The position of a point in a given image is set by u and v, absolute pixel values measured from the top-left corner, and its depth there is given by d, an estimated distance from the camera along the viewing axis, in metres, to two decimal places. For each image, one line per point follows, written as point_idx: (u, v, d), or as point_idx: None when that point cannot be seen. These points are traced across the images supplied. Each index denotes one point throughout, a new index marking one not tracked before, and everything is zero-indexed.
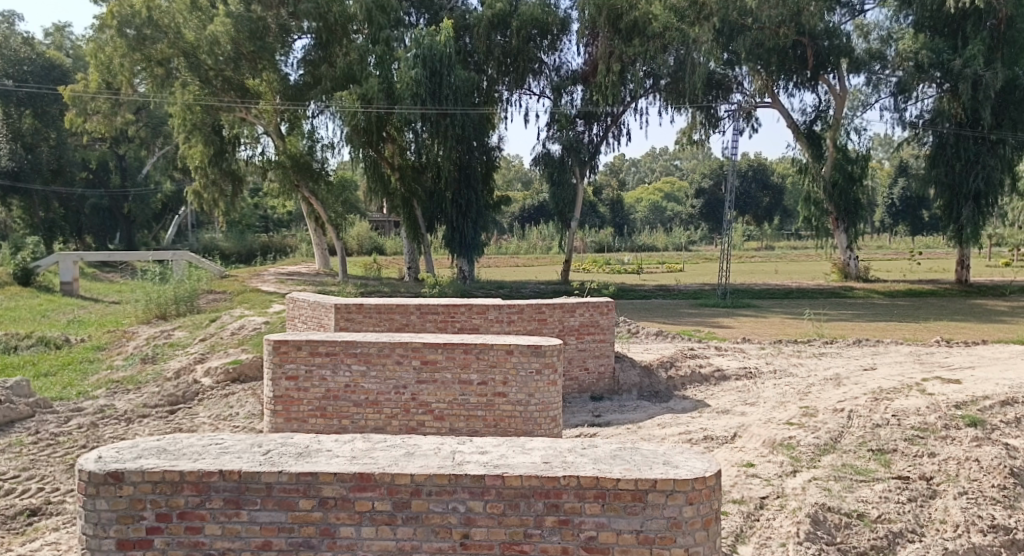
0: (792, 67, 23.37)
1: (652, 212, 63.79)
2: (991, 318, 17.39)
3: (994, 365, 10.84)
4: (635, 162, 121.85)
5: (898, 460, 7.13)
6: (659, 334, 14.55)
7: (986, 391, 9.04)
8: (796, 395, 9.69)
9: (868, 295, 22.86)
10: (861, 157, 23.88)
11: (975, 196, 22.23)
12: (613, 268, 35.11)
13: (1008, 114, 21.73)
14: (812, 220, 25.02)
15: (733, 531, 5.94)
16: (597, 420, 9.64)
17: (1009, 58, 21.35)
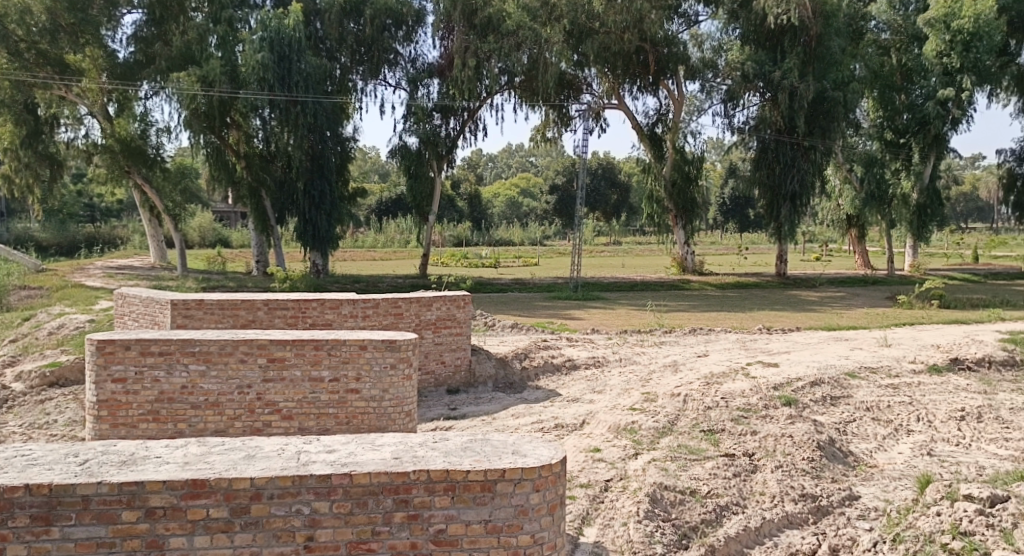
0: (636, 71, 24.48)
1: (508, 208, 64.87)
2: (804, 307, 19.23)
3: (806, 349, 12.01)
4: (491, 157, 123.30)
5: (726, 438, 7.70)
6: (512, 326, 14.85)
7: (799, 372, 10.00)
8: (638, 382, 10.22)
9: (703, 287, 24.51)
10: (697, 158, 25.58)
11: (791, 196, 24.27)
12: (468, 262, 35.42)
13: (818, 123, 23.91)
14: (654, 216, 26.43)
15: (580, 515, 6.24)
16: (453, 413, 9.68)
17: (819, 72, 23.59)
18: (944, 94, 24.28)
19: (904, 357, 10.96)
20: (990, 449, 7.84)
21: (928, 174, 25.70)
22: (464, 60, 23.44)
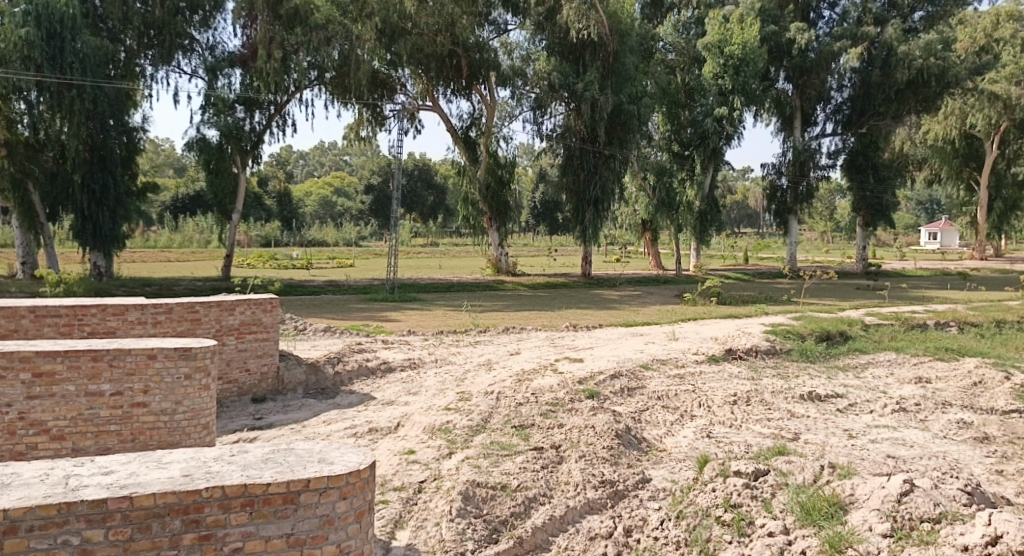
0: (448, 74, 24.77)
1: (321, 208, 62.72)
2: (608, 305, 20.42)
3: (609, 344, 12.74)
4: (303, 155, 118.71)
5: (535, 433, 7.97)
6: (325, 330, 14.35)
7: (601, 367, 10.59)
8: (453, 382, 10.29)
9: (517, 287, 25.21)
10: (509, 163, 26.27)
11: (594, 201, 25.63)
12: (278, 263, 33.77)
13: (616, 134, 25.56)
14: (470, 218, 26.98)
15: (392, 518, 6.21)
16: (258, 423, 9.16)
17: (616, 86, 25.09)
18: (720, 113, 26.92)
19: (692, 350, 11.97)
20: (756, 429, 8.77)
21: (709, 184, 28.42)
22: (269, 51, 22.27)
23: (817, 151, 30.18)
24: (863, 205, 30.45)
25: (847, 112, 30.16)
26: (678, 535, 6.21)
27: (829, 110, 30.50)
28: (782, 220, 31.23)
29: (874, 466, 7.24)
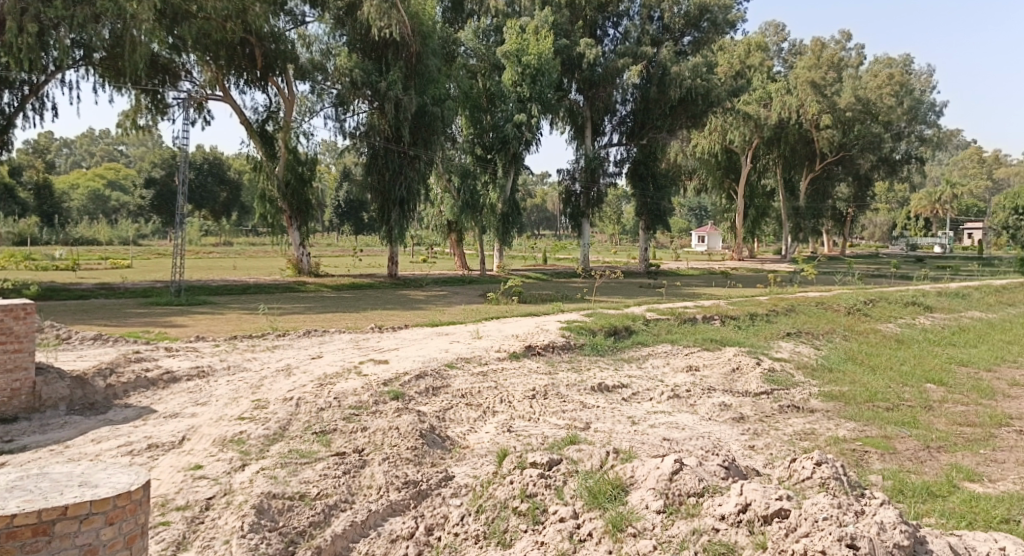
0: (241, 63, 23.63)
1: (91, 203, 56.41)
2: (413, 305, 20.40)
3: (414, 345, 12.72)
4: (69, 143, 106.10)
5: (337, 438, 7.78)
6: (97, 338, 12.93)
7: (406, 368, 10.57)
8: (247, 389, 9.73)
9: (319, 288, 24.36)
10: (309, 160, 25.43)
11: (400, 202, 25.47)
12: (38, 264, 29.88)
13: (421, 135, 25.53)
14: (268, 216, 25.38)
15: (174, 541, 5.83)
16: (9, 447, 8.05)
17: (419, 87, 25.15)
18: (520, 119, 28.04)
19: (493, 347, 12.32)
20: (552, 420, 9.19)
21: (510, 187, 29.52)
22: (20, 23, 19.13)
23: (606, 158, 32.43)
24: (644, 210, 33.11)
25: (631, 124, 32.45)
26: (477, 528, 6.36)
27: (614, 121, 32.51)
28: (576, 223, 32.95)
29: (652, 449, 7.90)
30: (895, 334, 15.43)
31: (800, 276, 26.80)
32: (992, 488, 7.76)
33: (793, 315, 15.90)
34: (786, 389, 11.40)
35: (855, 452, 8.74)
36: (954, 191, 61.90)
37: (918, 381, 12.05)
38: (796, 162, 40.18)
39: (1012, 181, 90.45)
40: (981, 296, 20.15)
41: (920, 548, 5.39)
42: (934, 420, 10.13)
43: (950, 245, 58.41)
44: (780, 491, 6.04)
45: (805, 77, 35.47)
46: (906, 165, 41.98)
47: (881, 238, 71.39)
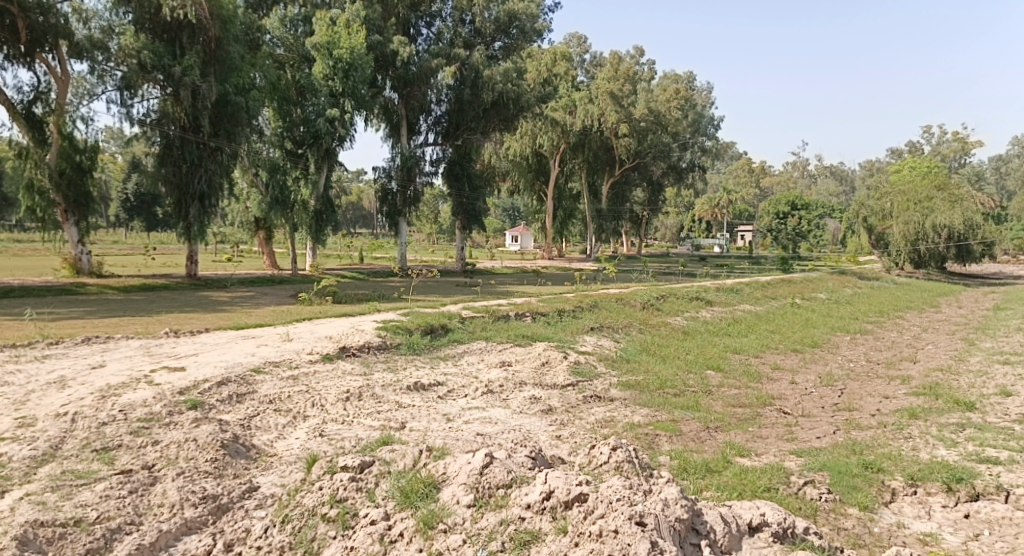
0: (0, 35, 20.52)
1: None
2: (213, 307, 19.16)
3: (214, 349, 11.97)
4: None
5: (123, 454, 7.17)
6: None
7: (205, 375, 9.95)
8: (10, 406, 8.63)
9: (103, 290, 22.10)
10: (89, 148, 23.05)
11: (199, 196, 23.92)
12: None
13: (223, 126, 24.07)
14: (37, 210, 22.58)
15: None
16: None
17: (219, 75, 23.75)
18: (332, 113, 27.04)
19: (304, 350, 11.94)
20: (366, 422, 9.05)
21: (324, 184, 28.24)
22: None
23: (422, 157, 32.36)
24: (460, 211, 33.52)
25: (446, 124, 32.75)
26: (281, 540, 6.16)
27: (429, 121, 32.72)
28: (393, 222, 32.76)
29: (465, 445, 8.04)
30: (681, 326, 16.88)
31: (602, 274, 28.48)
32: (758, 461, 8.78)
33: (596, 311, 16.82)
34: (590, 381, 12.08)
35: (648, 436, 9.50)
36: (730, 196, 68.81)
37: (700, 368, 13.30)
38: (598, 167, 42.64)
39: (776, 188, 102.23)
40: (751, 292, 22.60)
41: (697, 520, 5.95)
42: (713, 403, 11.24)
43: (728, 246, 64.82)
44: (580, 476, 6.35)
45: (606, 87, 37.65)
46: (691, 173, 45.90)
47: (671, 239, 77.70)
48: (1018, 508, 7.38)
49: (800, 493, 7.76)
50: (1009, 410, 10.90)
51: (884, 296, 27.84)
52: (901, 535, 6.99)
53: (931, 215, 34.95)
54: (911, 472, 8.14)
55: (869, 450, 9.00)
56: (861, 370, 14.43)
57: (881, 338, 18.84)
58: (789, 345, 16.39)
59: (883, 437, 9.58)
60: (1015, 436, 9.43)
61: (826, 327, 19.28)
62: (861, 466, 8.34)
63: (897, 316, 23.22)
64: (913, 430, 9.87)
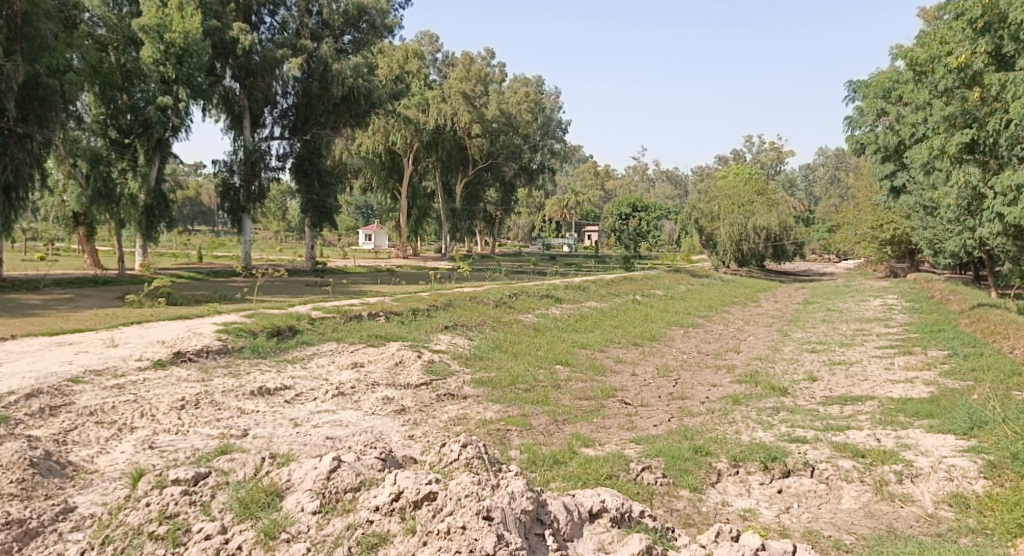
0: None
1: None
2: (23, 311, 17.31)
3: (24, 358, 10.83)
4: None
5: None
6: None
7: (12, 386, 8.98)
8: None
9: None
10: None
11: (5, 188, 21.29)
12: None
13: (32, 110, 21.65)
14: None
15: None
16: None
17: (28, 54, 21.27)
18: (163, 101, 25.12)
19: (132, 356, 11.06)
20: (202, 431, 8.50)
21: (153, 176, 26.43)
22: None
23: (267, 151, 30.82)
24: (310, 206, 31.91)
25: (293, 118, 31.54)
26: None
27: (275, 113, 31.32)
28: (235, 219, 30.96)
29: (311, 450, 7.73)
30: (533, 323, 17.16)
31: (456, 273, 28.39)
32: (602, 450, 9.14)
33: (451, 309, 16.56)
34: (442, 379, 12.03)
35: (498, 431, 9.62)
36: (577, 198, 71.21)
37: (550, 364, 13.66)
38: (452, 166, 42.29)
39: (619, 191, 107.00)
40: (596, 289, 23.47)
41: (541, 511, 6.06)
42: (561, 397, 11.58)
43: (575, 245, 66.98)
44: (429, 475, 6.25)
45: (459, 87, 37.23)
46: (541, 175, 47.50)
47: (523, 239, 79.29)
48: (822, 481, 8.17)
49: (638, 479, 8.17)
50: (817, 393, 12.07)
51: (713, 292, 29.96)
52: (726, 512, 7.53)
53: (752, 218, 38.37)
54: (734, 454, 8.78)
55: (700, 435, 9.62)
56: (693, 361, 15.44)
57: (710, 331, 20.24)
58: (630, 340, 17.21)
59: (712, 422, 10.28)
60: (821, 416, 10.45)
61: (664, 322, 20.44)
62: (692, 450, 8.90)
63: (724, 311, 25.03)
64: (738, 415, 10.68)
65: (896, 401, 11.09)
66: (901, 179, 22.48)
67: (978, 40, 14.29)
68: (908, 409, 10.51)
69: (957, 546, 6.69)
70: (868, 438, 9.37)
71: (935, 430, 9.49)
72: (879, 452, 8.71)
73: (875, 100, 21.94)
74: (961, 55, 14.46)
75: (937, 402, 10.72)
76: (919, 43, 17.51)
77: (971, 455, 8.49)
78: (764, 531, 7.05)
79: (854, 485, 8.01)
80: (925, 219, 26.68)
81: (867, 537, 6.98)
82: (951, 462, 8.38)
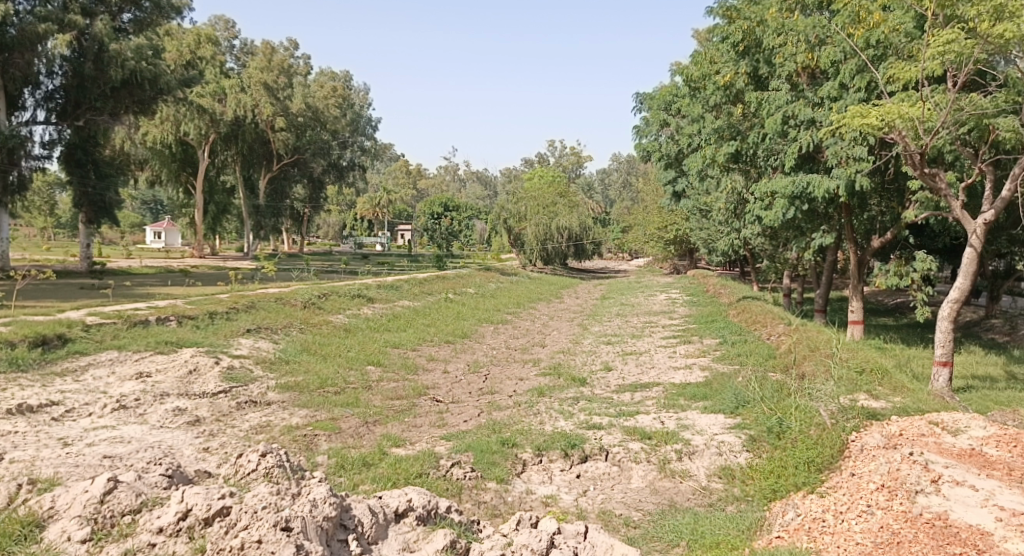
0: None
1: None
2: None
3: None
4: None
5: None
6: None
7: None
8: None
9: None
10: None
11: None
12: None
13: None
14: None
15: None
16: None
17: None
18: None
19: None
20: None
21: None
22: None
23: (29, 137, 27.31)
24: (85, 201, 29.49)
25: (60, 101, 28.34)
26: None
27: (37, 96, 27.91)
28: None
29: (83, 472, 7.01)
30: (343, 324, 16.61)
31: (260, 274, 26.84)
32: (412, 449, 9.17)
33: (252, 312, 15.48)
34: (244, 386, 11.40)
35: (305, 437, 9.33)
36: (388, 196, 70.46)
37: (360, 365, 13.45)
38: (254, 161, 39.44)
39: (430, 191, 107.26)
40: (408, 288, 23.37)
41: (344, 516, 5.94)
42: (372, 398, 11.45)
43: (387, 244, 66.12)
44: (222, 489, 5.91)
45: (259, 77, 35.88)
46: (351, 172, 45.75)
47: (332, 237, 77.04)
48: (615, 464, 8.81)
49: (447, 475, 8.33)
50: (612, 382, 12.96)
51: (521, 289, 31.03)
52: (529, 500, 7.88)
53: (555, 219, 40.34)
54: (538, 444, 9.19)
55: (506, 428, 9.97)
56: (502, 356, 15.92)
57: (518, 327, 20.96)
58: (442, 338, 17.40)
59: (518, 415, 10.69)
60: (614, 404, 11.24)
61: (474, 319, 20.85)
62: (499, 442, 9.20)
63: (530, 308, 26.03)
64: (541, 407, 11.20)
65: (677, 387, 12.20)
66: (682, 185, 24.68)
67: (739, 62, 16.06)
68: (687, 393, 11.62)
69: (725, 513, 7.52)
70: (654, 421, 10.22)
71: (708, 411, 10.58)
72: (663, 433, 9.55)
73: (658, 111, 23.78)
74: (726, 74, 16.15)
75: (711, 386, 11.94)
76: (692, 61, 19.31)
77: (736, 431, 9.55)
78: (563, 515, 7.48)
79: (642, 466, 8.71)
80: (701, 221, 29.52)
81: (652, 512, 7.64)
82: (722, 438, 9.37)
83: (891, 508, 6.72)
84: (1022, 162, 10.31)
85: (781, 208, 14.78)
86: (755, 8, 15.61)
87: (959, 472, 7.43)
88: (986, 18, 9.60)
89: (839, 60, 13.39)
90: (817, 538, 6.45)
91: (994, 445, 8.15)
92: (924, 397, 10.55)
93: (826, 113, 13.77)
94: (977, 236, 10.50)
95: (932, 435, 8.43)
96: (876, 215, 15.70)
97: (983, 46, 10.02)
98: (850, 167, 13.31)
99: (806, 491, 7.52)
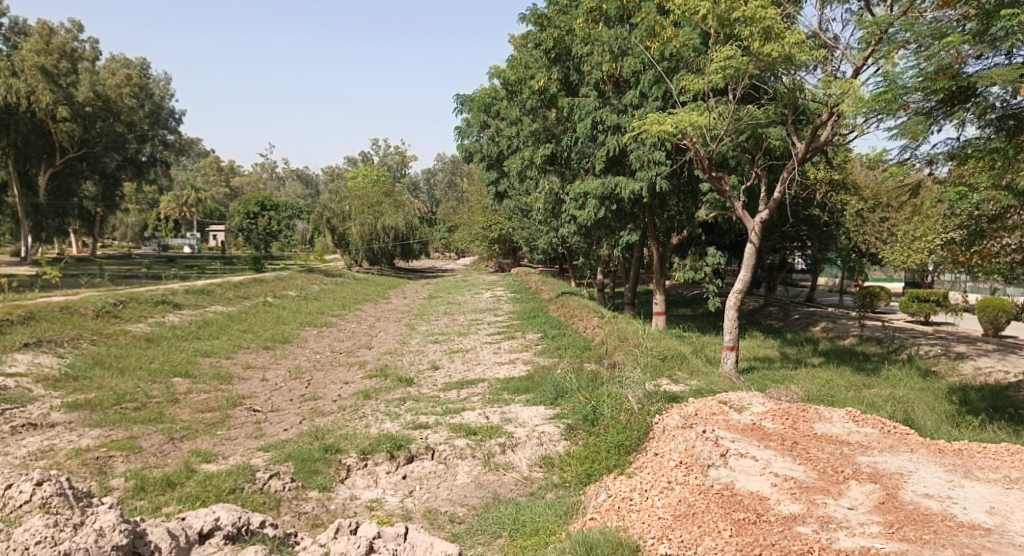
0: None
1: None
2: None
3: None
4: None
5: None
6: None
7: None
8: None
9: None
10: None
11: None
12: None
13: None
14: None
15: None
16: None
17: None
18: None
19: None
20: None
21: None
22: None
23: None
24: None
25: None
26: None
27: None
28: None
29: None
30: (144, 334, 15.34)
31: (42, 280, 24.11)
32: (225, 464, 8.70)
33: (32, 323, 13.80)
34: (21, 407, 10.22)
35: (97, 460, 8.55)
36: (198, 195, 66.04)
37: (165, 377, 12.51)
38: (31, 154, 34.66)
39: (246, 188, 101.64)
40: (222, 292, 21.96)
41: (138, 542, 5.44)
42: (178, 412, 10.73)
43: (198, 246, 61.96)
44: None
45: (34, 61, 31.42)
46: (152, 168, 43.15)
47: (134, 238, 70.63)
48: (441, 461, 8.88)
49: (264, 488, 8.00)
50: (438, 381, 13.05)
51: (345, 291, 30.31)
52: (353, 506, 7.77)
53: (380, 219, 39.56)
54: (362, 447, 9.05)
55: (329, 433, 9.74)
56: (326, 360, 15.51)
57: (343, 329, 20.50)
58: (259, 344, 16.65)
59: (341, 420, 10.45)
60: (440, 402, 11.32)
61: (295, 323, 20.13)
62: (321, 449, 8.94)
63: (356, 309, 25.51)
64: (367, 409, 11.05)
65: (501, 381, 12.52)
66: (503, 186, 25.25)
67: (551, 69, 16.76)
68: (510, 387, 11.96)
69: (545, 501, 7.85)
70: (478, 417, 10.43)
71: (530, 403, 10.97)
72: (486, 428, 9.76)
73: (477, 113, 24.08)
74: (540, 80, 16.79)
75: (532, 379, 12.37)
76: (509, 65, 19.84)
77: (555, 421, 9.98)
78: (386, 518, 7.45)
79: (466, 461, 8.86)
80: (522, 221, 30.43)
81: (476, 507, 7.81)
82: (542, 429, 9.73)
83: (688, 482, 7.29)
84: (788, 167, 11.65)
85: (592, 207, 15.56)
86: (564, 17, 16.37)
87: (743, 445, 8.27)
88: (758, 38, 10.74)
89: (639, 71, 14.45)
90: (624, 517, 6.85)
91: (771, 419, 9.13)
92: (716, 379, 11.65)
93: (629, 119, 14.75)
94: (756, 234, 11.70)
95: (721, 414, 9.31)
96: (674, 214, 17.05)
97: (755, 63, 11.17)
98: (650, 170, 14.37)
99: (616, 473, 8.00)
